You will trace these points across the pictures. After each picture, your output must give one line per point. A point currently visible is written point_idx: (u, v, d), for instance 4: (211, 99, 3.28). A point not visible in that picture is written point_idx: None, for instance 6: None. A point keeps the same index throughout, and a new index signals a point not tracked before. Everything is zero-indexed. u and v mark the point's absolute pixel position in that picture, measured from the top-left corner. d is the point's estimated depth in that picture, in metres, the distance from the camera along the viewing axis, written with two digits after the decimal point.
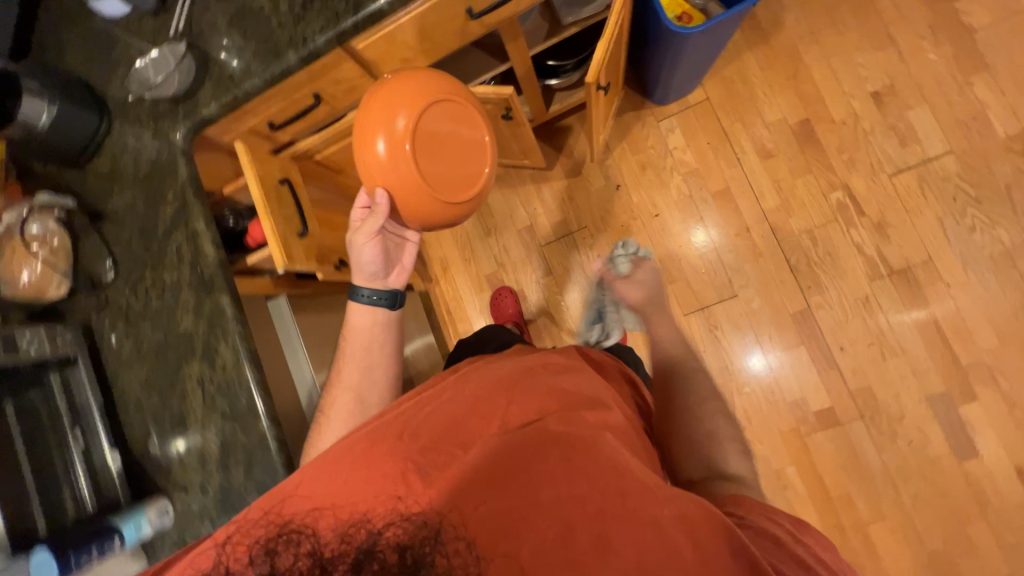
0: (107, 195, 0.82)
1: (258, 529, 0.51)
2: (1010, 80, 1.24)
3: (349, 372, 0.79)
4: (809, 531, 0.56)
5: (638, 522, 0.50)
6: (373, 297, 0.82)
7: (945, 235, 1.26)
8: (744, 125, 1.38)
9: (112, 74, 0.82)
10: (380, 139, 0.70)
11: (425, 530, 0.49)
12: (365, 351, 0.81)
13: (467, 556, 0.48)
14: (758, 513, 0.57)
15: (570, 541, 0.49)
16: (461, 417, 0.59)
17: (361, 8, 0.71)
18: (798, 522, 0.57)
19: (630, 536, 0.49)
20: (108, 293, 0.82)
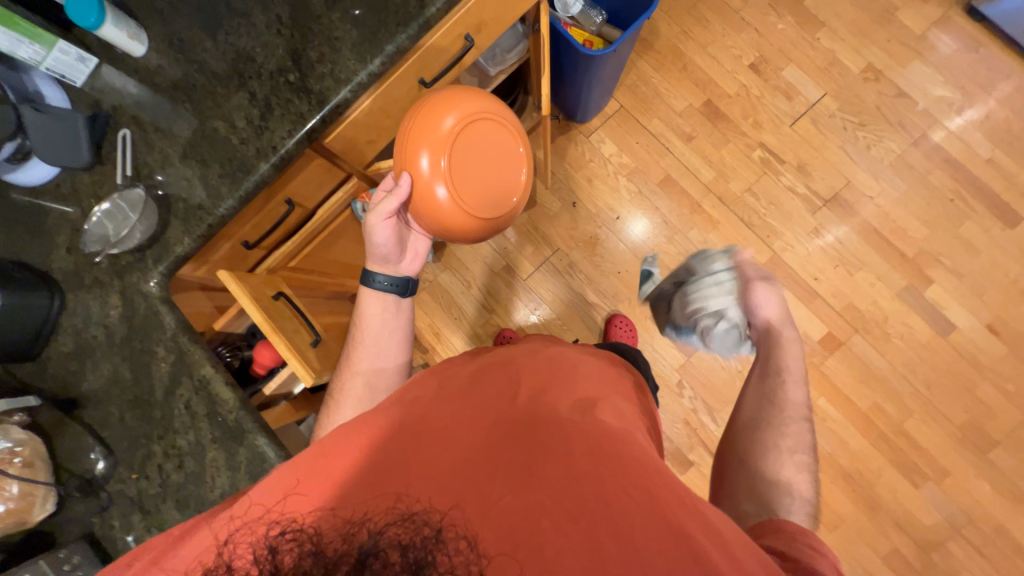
0: (80, 377, 0.71)
1: (246, 535, 0.43)
2: (844, 29, 1.51)
3: (358, 366, 0.77)
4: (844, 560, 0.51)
5: (665, 528, 0.44)
6: (387, 283, 0.80)
7: (851, 158, 1.47)
8: (661, 119, 1.53)
9: (51, 245, 0.72)
10: (427, 150, 0.72)
11: (429, 530, 0.42)
12: (373, 353, 0.77)
13: (470, 557, 0.41)
14: (794, 540, 0.52)
15: (594, 550, 0.43)
16: (483, 416, 0.57)
17: (326, 102, 0.70)
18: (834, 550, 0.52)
19: (650, 535, 0.44)
20: (107, 488, 0.68)
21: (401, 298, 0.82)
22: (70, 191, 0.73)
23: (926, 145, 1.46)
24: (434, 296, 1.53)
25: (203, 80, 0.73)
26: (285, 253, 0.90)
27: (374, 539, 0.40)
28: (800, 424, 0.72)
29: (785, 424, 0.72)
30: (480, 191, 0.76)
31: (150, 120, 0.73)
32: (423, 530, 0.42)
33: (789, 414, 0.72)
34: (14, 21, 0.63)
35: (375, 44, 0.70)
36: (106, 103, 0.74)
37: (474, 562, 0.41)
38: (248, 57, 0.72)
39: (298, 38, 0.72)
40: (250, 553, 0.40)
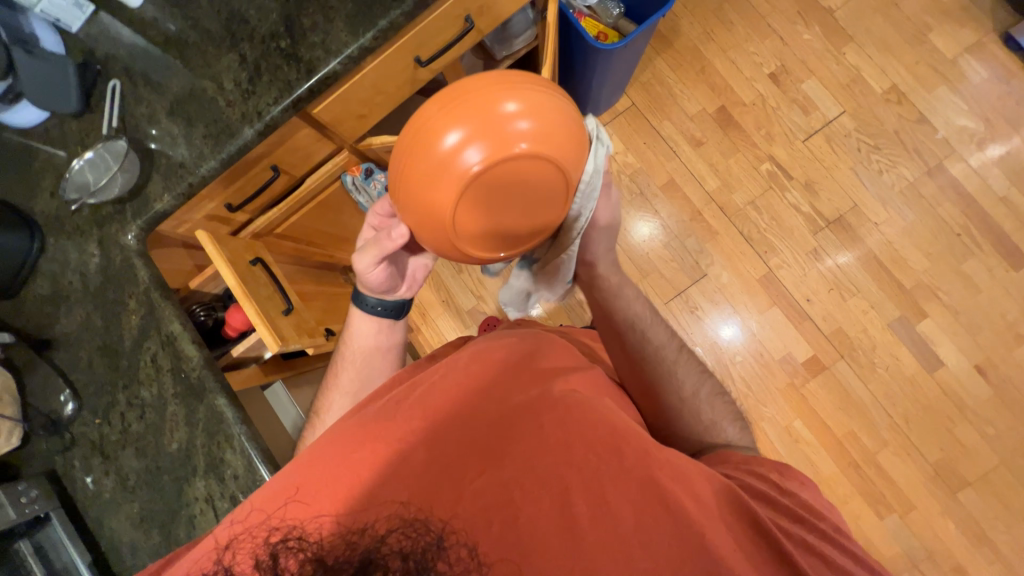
0: (54, 319, 0.73)
1: (251, 540, 0.44)
2: (873, 47, 1.46)
3: (347, 380, 0.77)
4: (791, 476, 0.56)
5: (636, 484, 0.47)
6: (378, 307, 0.78)
7: (861, 181, 1.43)
8: (671, 121, 1.50)
9: (37, 188, 0.74)
10: (512, 84, 0.55)
11: (427, 538, 0.42)
12: (361, 369, 0.78)
13: (469, 564, 0.42)
14: (736, 466, 0.57)
15: (570, 518, 0.45)
16: (452, 394, 0.54)
17: (314, 72, 0.69)
18: (781, 469, 0.57)
19: (633, 511, 0.45)
20: (73, 429, 0.71)
21: (394, 321, 0.80)
22: (58, 137, 0.74)
23: (941, 176, 1.42)
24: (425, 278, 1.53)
25: (195, 38, 0.72)
26: (269, 221, 0.91)
27: (375, 546, 0.40)
28: (683, 354, 0.69)
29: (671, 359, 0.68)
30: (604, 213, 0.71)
31: (141, 73, 0.73)
32: (422, 536, 0.42)
33: (673, 353, 0.69)
34: None
35: (369, 17, 0.69)
36: (99, 52, 0.74)
37: (472, 568, 0.42)
38: (243, 19, 0.72)
39: (293, 4, 0.71)
40: (253, 560, 0.42)
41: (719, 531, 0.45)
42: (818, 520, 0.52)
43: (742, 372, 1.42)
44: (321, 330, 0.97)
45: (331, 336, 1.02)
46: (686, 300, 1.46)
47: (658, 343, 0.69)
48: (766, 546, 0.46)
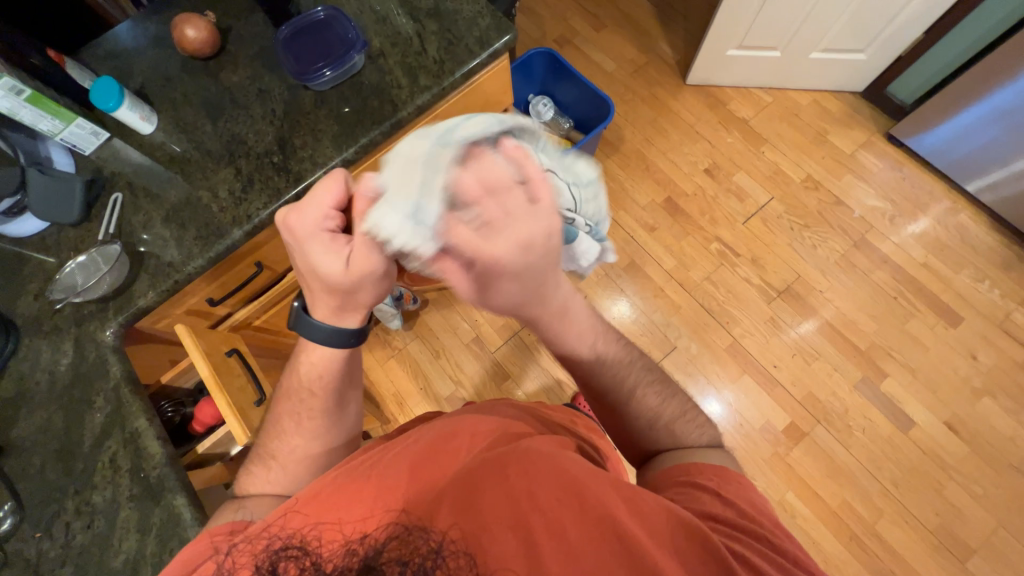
0: (11, 423, 0.71)
1: None
2: (785, 146, 1.73)
3: (308, 423, 0.71)
4: (731, 482, 0.59)
5: (596, 521, 0.47)
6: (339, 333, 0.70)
7: (800, 255, 1.59)
8: (625, 211, 1.68)
9: (22, 292, 0.77)
10: None
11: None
12: (322, 420, 0.72)
13: None
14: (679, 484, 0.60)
15: (533, 558, 0.45)
16: (429, 447, 0.57)
17: (302, 180, 0.79)
18: (720, 477, 0.60)
19: (595, 549, 0.45)
20: (8, 548, 0.65)
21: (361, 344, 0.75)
22: (53, 243, 0.79)
23: (867, 248, 1.60)
24: (403, 364, 1.54)
25: (197, 156, 0.83)
26: (249, 312, 0.94)
27: None
28: (651, 379, 0.72)
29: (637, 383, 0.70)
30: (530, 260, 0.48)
31: (143, 186, 0.81)
32: (422, 544, 0.46)
33: (638, 382, 0.70)
34: (40, 101, 0.73)
35: (352, 136, 0.81)
36: (107, 170, 0.83)
37: None
38: (241, 140, 0.83)
39: (287, 128, 0.83)
40: None
41: (674, 560, 0.46)
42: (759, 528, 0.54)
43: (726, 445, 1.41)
44: None
45: None
46: None
47: (619, 379, 0.69)
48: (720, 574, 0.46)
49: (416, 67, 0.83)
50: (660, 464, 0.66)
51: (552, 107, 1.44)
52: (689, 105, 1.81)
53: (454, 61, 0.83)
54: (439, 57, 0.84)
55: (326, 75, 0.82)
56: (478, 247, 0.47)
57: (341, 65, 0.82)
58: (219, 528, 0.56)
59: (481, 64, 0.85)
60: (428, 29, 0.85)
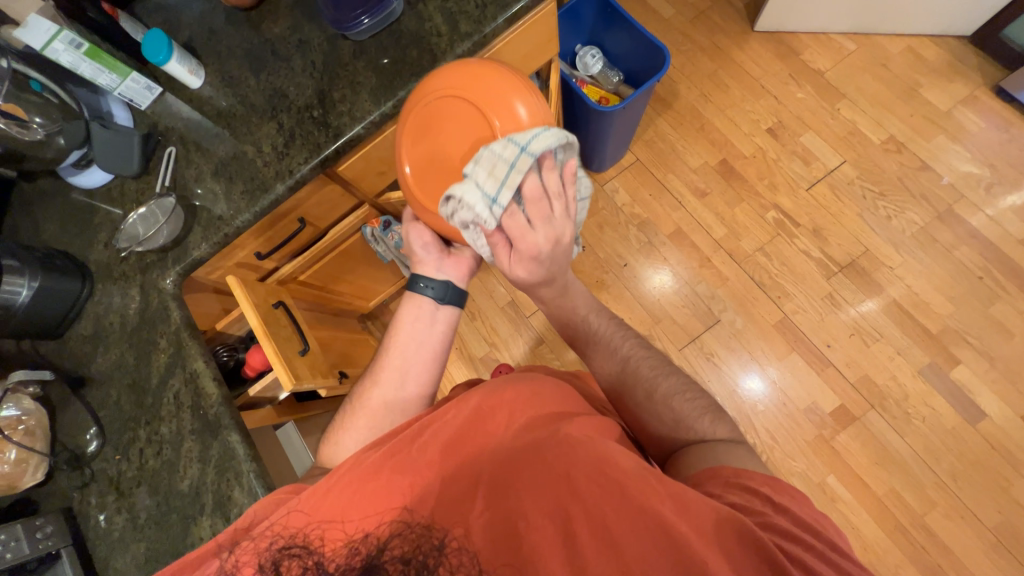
0: (91, 358, 0.78)
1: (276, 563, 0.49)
2: (867, 102, 1.53)
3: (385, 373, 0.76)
4: (785, 489, 0.56)
5: (638, 514, 0.48)
6: (428, 287, 0.79)
7: (870, 227, 1.44)
8: (675, 174, 1.57)
9: (94, 240, 0.83)
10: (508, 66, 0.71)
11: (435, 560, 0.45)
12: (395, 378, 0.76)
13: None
14: (726, 483, 0.56)
15: (572, 545, 0.47)
16: (455, 428, 0.56)
17: (341, 135, 0.78)
18: (774, 483, 0.56)
19: (635, 541, 0.47)
20: (94, 466, 0.74)
21: (442, 305, 0.80)
22: (117, 195, 0.84)
23: (953, 221, 1.42)
24: None
25: (243, 111, 0.83)
26: (295, 266, 0.98)
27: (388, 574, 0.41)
28: (633, 350, 0.79)
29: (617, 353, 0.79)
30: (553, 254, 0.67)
31: (194, 140, 0.84)
32: (454, 533, 0.49)
33: (619, 356, 0.78)
34: (98, 55, 0.75)
35: (390, 88, 0.78)
36: (161, 124, 0.86)
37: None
38: (283, 94, 0.82)
39: (326, 81, 0.81)
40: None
41: (718, 560, 0.46)
42: (814, 537, 0.51)
43: (765, 423, 1.36)
44: (334, 372, 1.01)
45: (344, 379, 1.04)
46: (702, 346, 1.44)
47: (603, 351, 0.80)
48: (765, 569, 0.46)
49: (457, 12, 0.78)
50: (687, 457, 0.64)
51: (601, 59, 1.34)
52: (755, 55, 1.63)
53: (497, 4, 0.77)
54: (481, 1, 0.78)
55: (365, 22, 0.79)
56: (519, 233, 0.63)
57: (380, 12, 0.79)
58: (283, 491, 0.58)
59: (527, 7, 0.78)
60: None
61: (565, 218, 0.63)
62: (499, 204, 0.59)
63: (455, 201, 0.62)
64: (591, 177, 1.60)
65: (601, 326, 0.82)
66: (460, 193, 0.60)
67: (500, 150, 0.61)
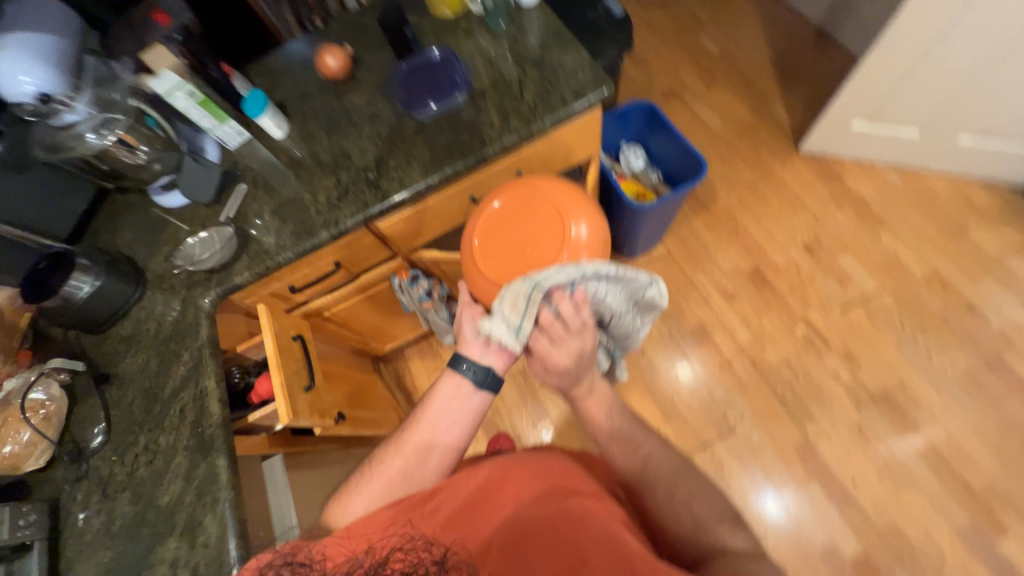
0: (121, 357, 0.85)
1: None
2: (909, 233, 1.52)
3: (411, 439, 0.76)
4: None
5: None
6: (471, 368, 0.79)
7: (907, 359, 1.37)
8: (704, 272, 1.59)
9: (157, 252, 0.93)
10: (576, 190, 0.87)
11: None
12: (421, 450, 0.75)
13: None
14: None
15: None
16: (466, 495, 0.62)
17: (387, 198, 0.87)
18: None
19: None
20: (91, 462, 0.77)
21: (479, 386, 0.80)
22: (187, 217, 0.95)
23: (1002, 370, 1.33)
24: None
25: (310, 163, 0.95)
26: (322, 304, 1.04)
27: None
28: (654, 447, 0.76)
29: (637, 449, 0.76)
30: (577, 364, 0.77)
31: (264, 182, 0.95)
32: None
33: (641, 454, 0.76)
34: (207, 104, 0.90)
35: (438, 165, 0.87)
36: (241, 164, 0.98)
37: None
38: (347, 154, 0.94)
39: (386, 149, 0.92)
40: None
41: None
42: None
43: (775, 556, 1.23)
44: (334, 412, 1.02)
45: (343, 420, 1.05)
46: (713, 455, 1.36)
47: (625, 448, 0.77)
48: None
49: (510, 109, 0.89)
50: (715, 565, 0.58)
51: (644, 158, 1.44)
52: (796, 173, 1.68)
53: (546, 108, 0.87)
54: (534, 103, 0.88)
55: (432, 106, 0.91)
56: (543, 348, 0.75)
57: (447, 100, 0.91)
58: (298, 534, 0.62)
59: (572, 114, 0.88)
60: (529, 77, 0.91)
61: (580, 333, 0.75)
62: (521, 332, 0.73)
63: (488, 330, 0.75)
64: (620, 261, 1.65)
65: (619, 422, 0.80)
66: (490, 324, 0.73)
67: (519, 288, 0.75)
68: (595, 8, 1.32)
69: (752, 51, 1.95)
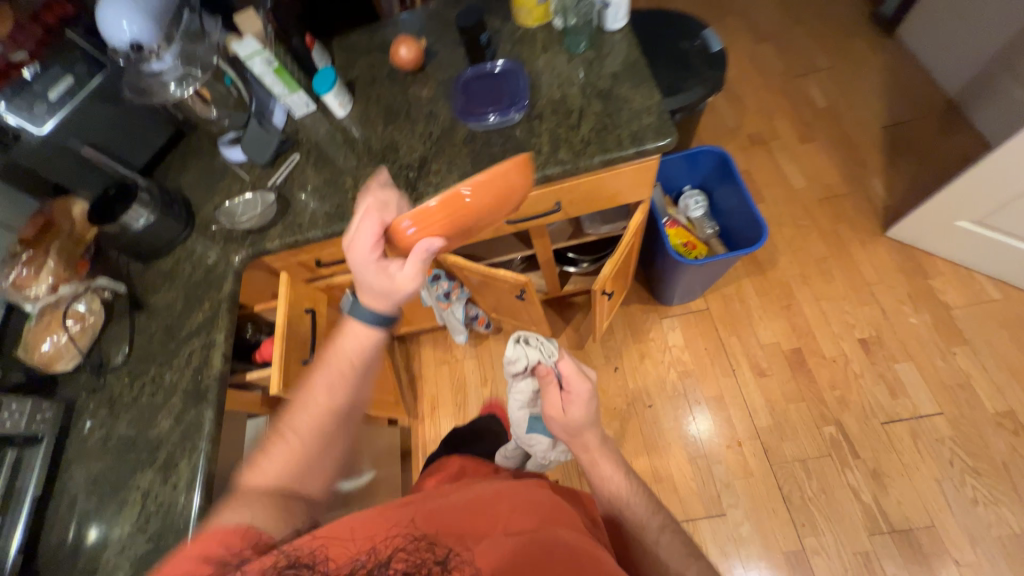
0: (155, 290, 0.93)
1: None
2: (992, 360, 1.32)
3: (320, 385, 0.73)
4: None
5: None
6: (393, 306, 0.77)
7: (945, 500, 1.21)
8: (739, 340, 1.48)
9: (210, 200, 1.00)
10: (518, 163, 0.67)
11: None
12: (334, 408, 0.73)
13: None
14: None
15: None
16: (453, 508, 0.58)
17: (419, 202, 0.87)
18: None
19: None
20: (108, 378, 0.85)
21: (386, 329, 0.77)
22: (242, 174, 1.01)
23: None
24: (452, 375, 1.61)
25: (360, 148, 0.97)
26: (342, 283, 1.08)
27: None
28: (664, 530, 0.83)
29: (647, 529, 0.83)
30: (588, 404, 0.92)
31: (315, 156, 0.99)
32: None
33: (652, 531, 0.82)
34: (281, 72, 0.94)
35: None
36: (300, 133, 1.02)
37: None
38: (395, 148, 0.94)
39: (432, 151, 0.92)
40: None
41: None
42: None
43: None
44: None
45: None
46: (693, 532, 1.29)
47: (636, 521, 0.84)
48: None
49: (563, 139, 0.85)
50: None
51: (705, 207, 1.35)
52: (876, 259, 1.51)
53: (599, 146, 0.83)
54: (588, 138, 0.84)
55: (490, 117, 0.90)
56: (573, 372, 0.91)
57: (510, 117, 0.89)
58: (198, 542, 0.54)
59: (625, 158, 0.83)
60: (591, 109, 0.86)
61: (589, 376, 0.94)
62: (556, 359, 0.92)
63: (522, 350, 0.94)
64: (653, 305, 1.57)
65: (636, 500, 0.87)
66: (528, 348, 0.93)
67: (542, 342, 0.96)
68: (691, 40, 1.23)
69: (865, 112, 1.75)
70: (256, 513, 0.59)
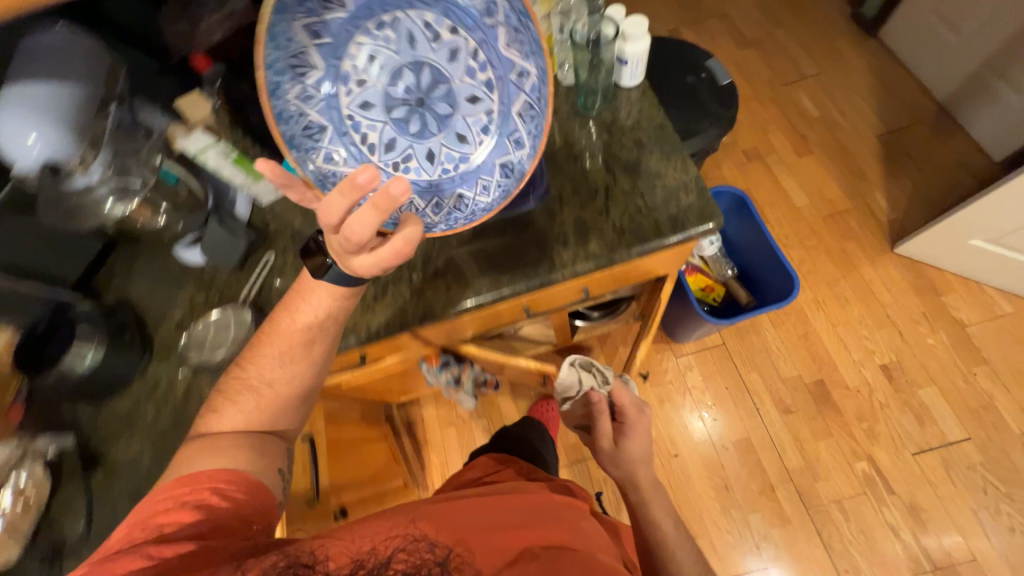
0: (114, 440, 0.76)
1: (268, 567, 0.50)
2: (1012, 378, 1.32)
3: (268, 356, 0.64)
4: None
5: None
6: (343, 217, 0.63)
7: (983, 531, 1.20)
8: (760, 376, 1.42)
9: (168, 315, 0.83)
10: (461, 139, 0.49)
11: None
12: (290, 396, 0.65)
13: None
14: None
15: None
16: (493, 508, 0.62)
17: (430, 311, 0.74)
18: None
19: None
20: (68, 563, 0.70)
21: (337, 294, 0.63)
22: (207, 282, 0.85)
23: None
24: (460, 440, 1.48)
25: None
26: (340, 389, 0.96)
27: None
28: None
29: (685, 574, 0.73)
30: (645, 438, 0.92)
31: (294, 254, 0.84)
32: None
33: None
34: (241, 162, 0.77)
35: (496, 282, 0.73)
36: (271, 225, 0.86)
37: None
38: None
39: (436, 244, 0.78)
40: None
41: None
42: None
43: None
44: (335, 507, 0.96)
45: (343, 514, 0.99)
46: None
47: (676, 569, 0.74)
48: None
49: (591, 227, 0.74)
50: None
51: (719, 244, 1.21)
52: (887, 278, 1.47)
53: (635, 235, 0.72)
54: (620, 225, 0.73)
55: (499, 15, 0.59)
56: (629, 402, 0.94)
57: (527, 31, 0.58)
58: (182, 480, 0.56)
59: (666, 245, 0.72)
60: (619, 187, 0.75)
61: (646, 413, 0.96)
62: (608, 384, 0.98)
63: (579, 372, 0.99)
64: (666, 344, 1.48)
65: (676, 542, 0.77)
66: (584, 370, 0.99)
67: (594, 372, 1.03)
68: (696, 73, 1.13)
69: (858, 120, 1.71)
70: (240, 460, 0.59)
